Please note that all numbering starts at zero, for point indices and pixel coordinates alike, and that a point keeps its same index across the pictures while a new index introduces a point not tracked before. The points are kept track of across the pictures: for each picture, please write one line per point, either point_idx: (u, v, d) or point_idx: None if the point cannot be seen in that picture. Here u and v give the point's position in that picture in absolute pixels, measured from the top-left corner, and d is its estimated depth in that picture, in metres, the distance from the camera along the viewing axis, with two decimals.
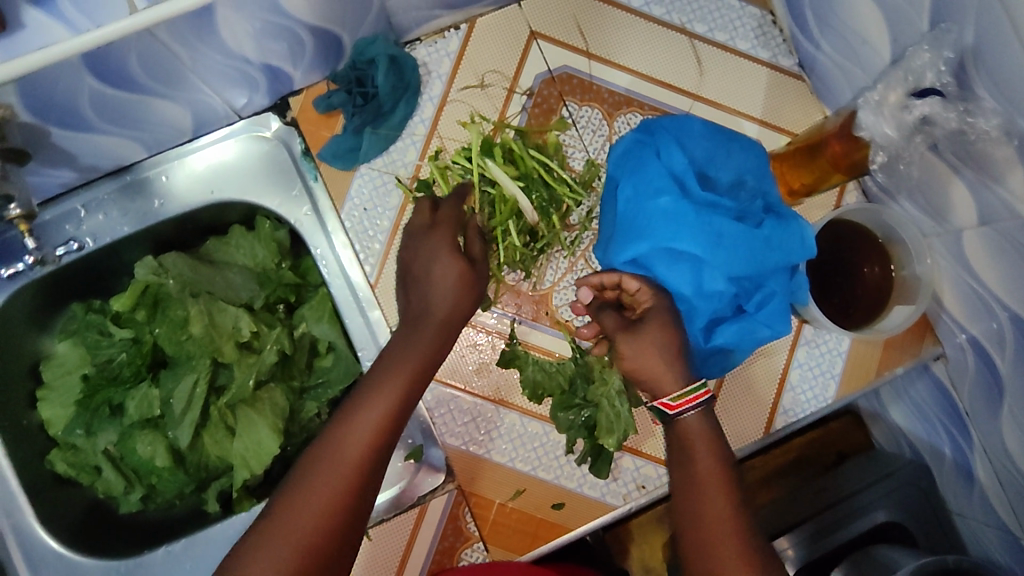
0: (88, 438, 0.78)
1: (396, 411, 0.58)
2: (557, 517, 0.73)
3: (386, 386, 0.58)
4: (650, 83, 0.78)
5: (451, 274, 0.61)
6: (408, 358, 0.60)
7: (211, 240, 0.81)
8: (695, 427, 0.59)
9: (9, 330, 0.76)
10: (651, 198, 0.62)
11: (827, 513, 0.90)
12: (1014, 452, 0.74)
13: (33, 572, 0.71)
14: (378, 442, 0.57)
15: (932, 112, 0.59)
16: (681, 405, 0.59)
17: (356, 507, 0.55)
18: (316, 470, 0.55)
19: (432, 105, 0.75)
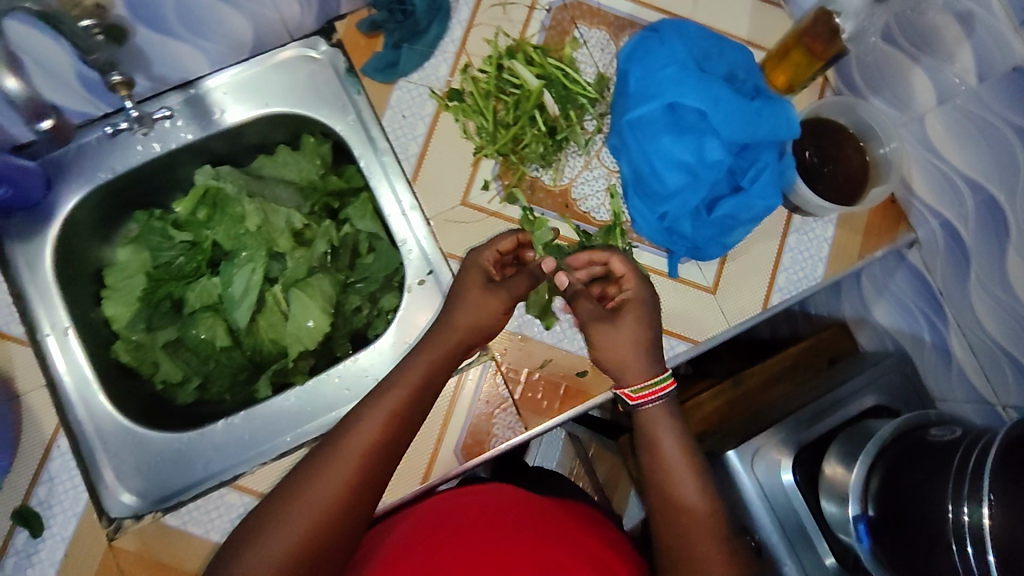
0: (148, 333, 0.84)
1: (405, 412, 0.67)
2: (581, 383, 0.81)
3: (393, 390, 0.68)
4: (647, 9, 0.89)
5: (494, 307, 0.74)
6: (423, 357, 0.71)
7: (261, 157, 0.90)
8: (657, 415, 0.76)
9: (77, 234, 0.84)
10: (660, 69, 0.74)
11: (815, 402, 0.99)
12: (984, 317, 0.86)
13: (103, 444, 0.76)
14: (391, 434, 0.66)
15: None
16: (641, 396, 0.76)
17: (358, 497, 0.63)
18: (324, 462, 0.63)
19: (460, 28, 0.85)
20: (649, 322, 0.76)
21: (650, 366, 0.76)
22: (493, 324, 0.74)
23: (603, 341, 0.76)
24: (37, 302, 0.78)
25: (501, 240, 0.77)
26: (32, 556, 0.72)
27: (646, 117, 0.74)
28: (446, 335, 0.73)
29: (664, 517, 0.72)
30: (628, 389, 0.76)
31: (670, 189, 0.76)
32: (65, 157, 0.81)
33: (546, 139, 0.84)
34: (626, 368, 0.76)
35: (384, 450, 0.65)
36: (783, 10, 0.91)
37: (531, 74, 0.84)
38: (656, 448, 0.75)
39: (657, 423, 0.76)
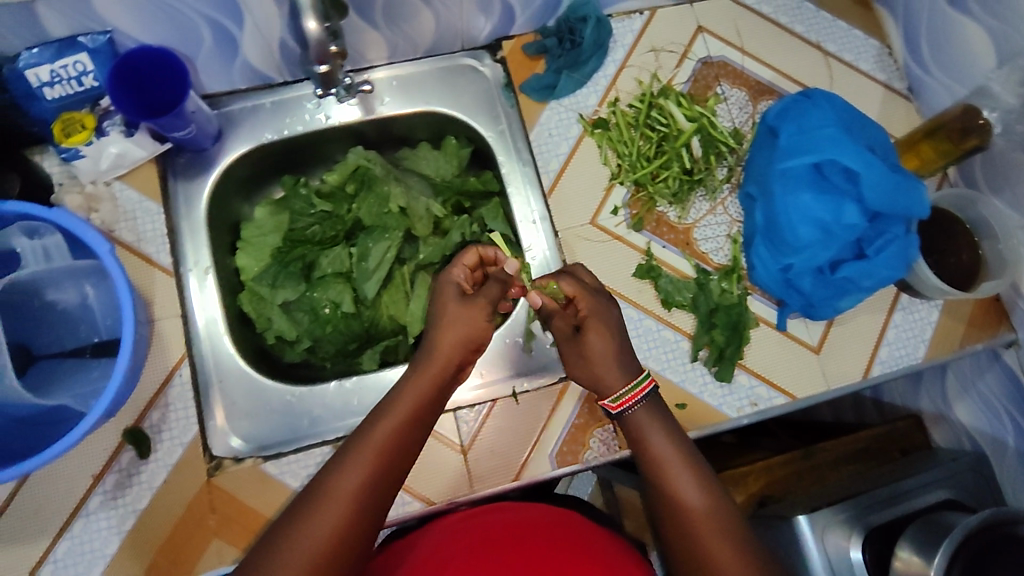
0: (272, 290, 0.87)
1: (388, 455, 0.64)
2: (678, 415, 0.83)
3: (387, 424, 0.66)
4: (788, 79, 0.95)
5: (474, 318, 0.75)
6: (420, 384, 0.69)
7: (404, 150, 0.96)
8: (643, 420, 0.74)
9: (229, 186, 0.89)
10: (815, 129, 0.79)
11: (885, 488, 0.97)
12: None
13: (220, 382, 0.79)
14: (367, 500, 0.61)
15: None
16: (620, 404, 0.75)
17: (351, 540, 0.60)
18: (314, 503, 0.60)
19: (614, 66, 0.92)
20: (613, 336, 0.77)
21: (624, 372, 0.76)
22: (481, 334, 0.75)
23: (574, 360, 0.79)
24: (186, 236, 0.82)
25: (464, 257, 0.78)
26: (133, 476, 0.73)
27: (790, 170, 0.79)
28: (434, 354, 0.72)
29: (672, 521, 0.69)
30: (609, 399, 0.75)
31: (802, 243, 0.79)
32: (237, 114, 0.87)
33: (681, 178, 0.88)
34: (602, 381, 0.76)
35: (374, 491, 0.62)
36: (911, 103, 0.98)
37: (682, 115, 0.89)
38: (648, 452, 0.72)
39: (643, 428, 0.73)
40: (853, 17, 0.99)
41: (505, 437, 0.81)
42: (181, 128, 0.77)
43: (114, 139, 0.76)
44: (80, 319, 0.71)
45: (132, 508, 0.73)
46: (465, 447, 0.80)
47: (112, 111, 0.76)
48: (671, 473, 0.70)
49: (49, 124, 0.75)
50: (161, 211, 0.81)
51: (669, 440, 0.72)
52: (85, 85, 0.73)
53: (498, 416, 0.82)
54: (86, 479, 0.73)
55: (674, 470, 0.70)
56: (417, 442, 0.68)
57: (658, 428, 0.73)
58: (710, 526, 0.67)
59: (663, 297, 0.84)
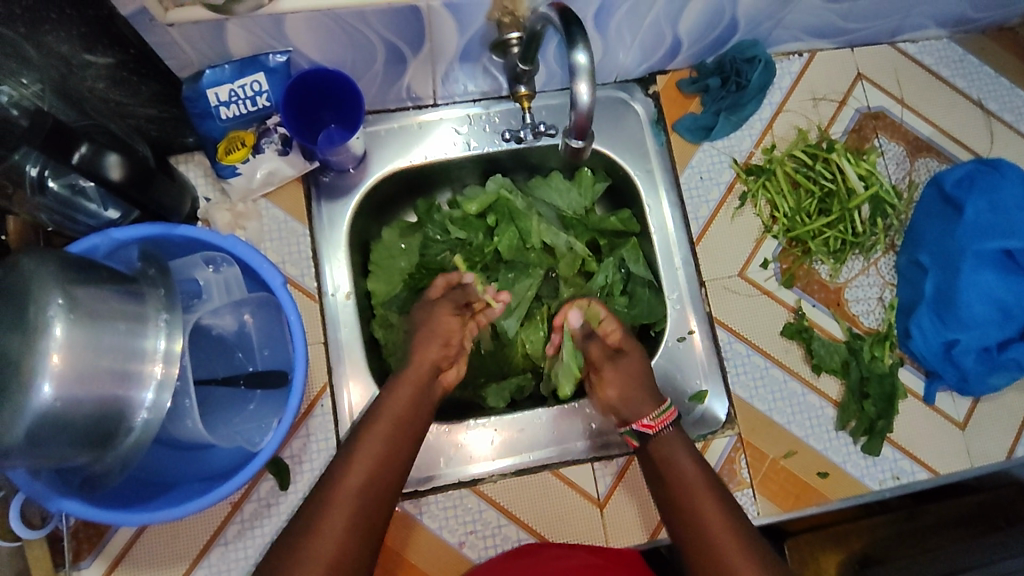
0: (402, 316, 0.85)
1: (376, 468, 0.66)
2: (820, 483, 0.80)
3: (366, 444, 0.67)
4: (946, 136, 0.91)
5: (452, 326, 0.77)
6: (398, 394, 0.70)
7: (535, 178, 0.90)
8: (673, 440, 0.72)
9: (367, 206, 0.86)
10: (1009, 211, 0.76)
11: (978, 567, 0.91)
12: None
13: (355, 414, 0.74)
14: (359, 515, 0.63)
15: None
16: (659, 422, 0.72)
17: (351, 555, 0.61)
18: (309, 527, 0.62)
19: (771, 109, 0.88)
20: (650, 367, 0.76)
21: (655, 397, 0.74)
22: (451, 332, 0.77)
23: (611, 383, 0.76)
24: (326, 259, 0.79)
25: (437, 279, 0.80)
26: (271, 506, 0.71)
27: (980, 251, 0.75)
28: (412, 368, 0.73)
29: (695, 554, 0.65)
30: (646, 418, 0.72)
31: (975, 320, 0.76)
32: (382, 134, 0.84)
33: (845, 239, 0.84)
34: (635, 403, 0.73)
35: (364, 508, 0.63)
36: None
37: (854, 173, 0.85)
38: (670, 474, 0.70)
39: (669, 454, 0.71)
40: (1017, 74, 0.94)
41: (644, 493, 0.77)
42: (336, 152, 0.75)
43: (269, 157, 0.74)
44: (236, 347, 0.68)
45: (270, 540, 0.71)
46: (601, 501, 0.77)
47: (273, 129, 0.74)
48: (697, 498, 0.67)
49: (213, 141, 0.73)
50: (306, 231, 0.79)
51: (697, 465, 0.70)
52: (258, 105, 0.71)
53: (637, 471, 0.77)
54: (224, 507, 0.71)
55: (698, 494, 0.67)
56: (406, 452, 0.69)
57: (684, 449, 0.71)
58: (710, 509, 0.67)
59: (815, 361, 0.81)
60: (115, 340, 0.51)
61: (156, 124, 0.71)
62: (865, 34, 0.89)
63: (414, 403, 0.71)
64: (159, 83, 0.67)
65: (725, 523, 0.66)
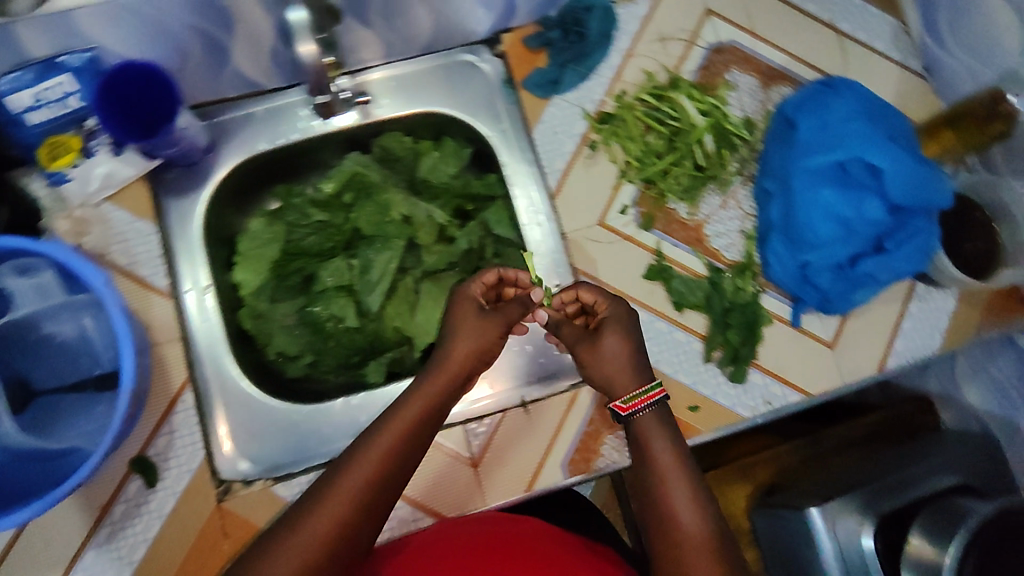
0: (270, 305, 0.86)
1: (394, 463, 0.61)
2: (691, 418, 0.81)
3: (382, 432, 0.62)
4: (799, 63, 0.91)
5: (491, 330, 0.72)
6: (431, 386, 0.67)
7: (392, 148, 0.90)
8: (650, 425, 0.68)
9: (223, 198, 0.86)
10: (841, 122, 0.76)
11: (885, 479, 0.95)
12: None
13: (223, 402, 0.78)
14: (368, 505, 0.58)
15: None
16: (633, 404, 0.69)
17: (343, 544, 0.57)
18: (313, 504, 0.57)
19: (619, 56, 0.88)
20: (629, 334, 0.73)
21: (641, 376, 0.71)
22: (492, 348, 0.73)
23: (589, 360, 0.73)
24: (180, 257, 0.80)
25: (484, 273, 0.76)
26: (140, 506, 0.73)
27: (815, 166, 0.76)
28: (447, 365, 0.69)
29: (661, 535, 0.61)
30: (620, 399, 0.70)
31: (820, 240, 0.77)
32: (225, 124, 0.83)
33: (694, 175, 0.85)
34: (612, 382, 0.71)
35: (374, 499, 0.59)
36: (926, 83, 0.92)
37: (694, 109, 0.86)
38: (649, 460, 0.65)
39: (649, 434, 0.67)
40: None
41: (516, 447, 0.79)
42: (169, 146, 0.75)
43: (102, 159, 0.76)
44: (79, 352, 0.69)
45: (143, 538, 0.72)
46: (475, 460, 0.78)
47: (98, 130, 0.75)
48: (666, 480, 0.63)
49: (32, 148, 0.74)
50: (156, 231, 0.79)
51: (675, 450, 0.65)
52: (71, 107, 0.71)
53: (509, 427, 0.79)
54: (92, 512, 0.72)
55: (668, 477, 0.63)
56: (420, 452, 0.65)
57: (664, 437, 0.66)
58: (705, 555, 0.58)
59: (676, 299, 0.82)
60: None
61: None
62: None
63: (435, 401, 0.67)
64: None
65: (696, 517, 0.61)
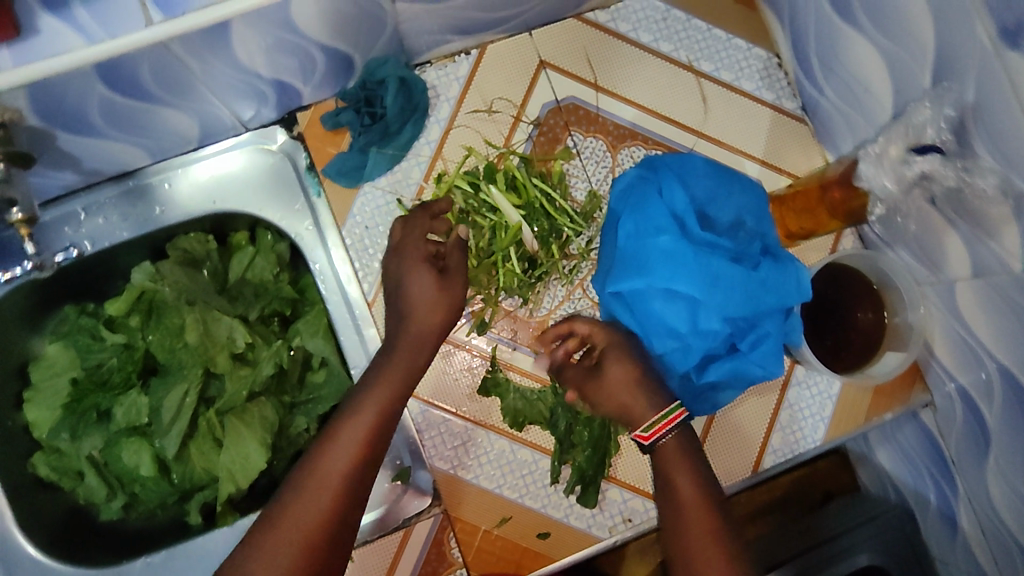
0: (72, 441, 0.76)
1: (336, 510, 0.54)
2: (541, 546, 0.73)
3: (382, 381, 0.61)
4: (653, 117, 0.78)
5: (453, 282, 0.67)
6: (417, 331, 0.64)
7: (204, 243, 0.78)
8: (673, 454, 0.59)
9: (6, 330, 0.76)
10: (652, 238, 0.63)
11: (813, 551, 0.88)
12: (1000, 505, 0.74)
13: (9, 574, 0.70)
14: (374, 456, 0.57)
15: (933, 168, 0.61)
16: (654, 433, 0.59)
17: (362, 485, 0.56)
18: (323, 451, 0.56)
19: (439, 127, 0.76)
20: (633, 361, 0.63)
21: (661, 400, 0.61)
22: (459, 297, 0.67)
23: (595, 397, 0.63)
24: None
25: (415, 216, 0.69)
26: None
27: (636, 288, 0.64)
28: (451, 290, 0.66)
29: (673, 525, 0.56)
30: (642, 427, 0.60)
31: (656, 355, 0.66)
32: None
33: (526, 267, 0.73)
34: (629, 411, 0.61)
35: (379, 448, 0.58)
36: (806, 125, 0.80)
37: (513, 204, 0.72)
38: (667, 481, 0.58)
39: (673, 469, 0.58)
40: (735, 22, 0.80)
41: None
42: None
43: None
44: None
45: None
46: None
47: None
48: (692, 531, 0.54)
49: None
50: None
51: (699, 489, 0.56)
52: None
53: None
54: None
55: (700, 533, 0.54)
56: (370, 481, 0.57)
57: (687, 472, 0.57)
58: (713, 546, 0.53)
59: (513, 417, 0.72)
60: None
61: None
62: (532, 15, 0.75)
63: (380, 423, 0.58)
64: None
65: (701, 499, 0.56)
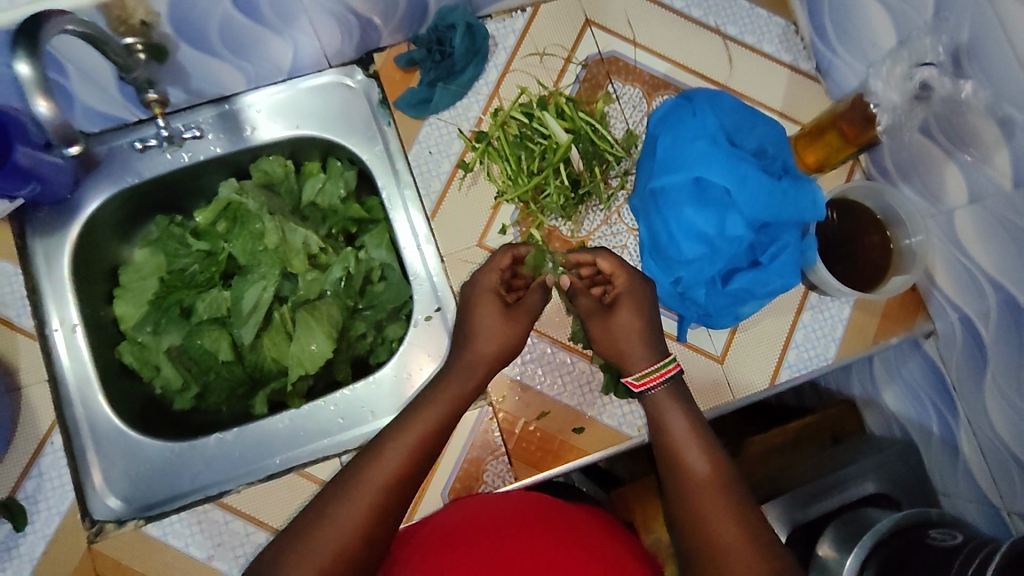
0: (154, 336, 0.85)
1: (418, 455, 0.66)
2: (577, 439, 0.81)
3: (421, 420, 0.69)
4: (683, 70, 0.89)
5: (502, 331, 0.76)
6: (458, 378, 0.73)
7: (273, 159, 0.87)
8: (662, 399, 0.74)
9: (98, 232, 0.85)
10: (689, 142, 0.73)
11: (815, 484, 0.99)
12: (1008, 438, 0.82)
13: (95, 444, 0.77)
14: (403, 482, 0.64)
15: (931, 77, 0.69)
16: (645, 381, 0.75)
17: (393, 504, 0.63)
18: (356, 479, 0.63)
19: (496, 72, 0.86)
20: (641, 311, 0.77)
21: (652, 355, 0.77)
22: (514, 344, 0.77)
23: (598, 335, 0.77)
24: (50, 299, 0.79)
25: (499, 258, 0.78)
26: (11, 550, 0.72)
27: (670, 186, 0.74)
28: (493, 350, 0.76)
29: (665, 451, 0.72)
30: (633, 376, 0.75)
31: (687, 258, 0.75)
32: (96, 156, 0.82)
33: (570, 190, 0.83)
34: (627, 359, 0.76)
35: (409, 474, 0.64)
36: (821, 85, 0.91)
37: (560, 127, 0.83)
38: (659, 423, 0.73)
39: (664, 409, 0.73)
40: None
41: None
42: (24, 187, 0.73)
43: None
44: None
45: None
46: None
47: None
48: (685, 453, 0.70)
49: None
50: (19, 272, 0.78)
51: (688, 422, 0.72)
52: None
53: None
54: None
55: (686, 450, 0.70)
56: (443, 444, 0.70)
57: (679, 412, 0.73)
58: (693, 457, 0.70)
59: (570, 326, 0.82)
60: None
61: None
62: None
63: (424, 444, 0.67)
64: None
65: (685, 424, 0.72)
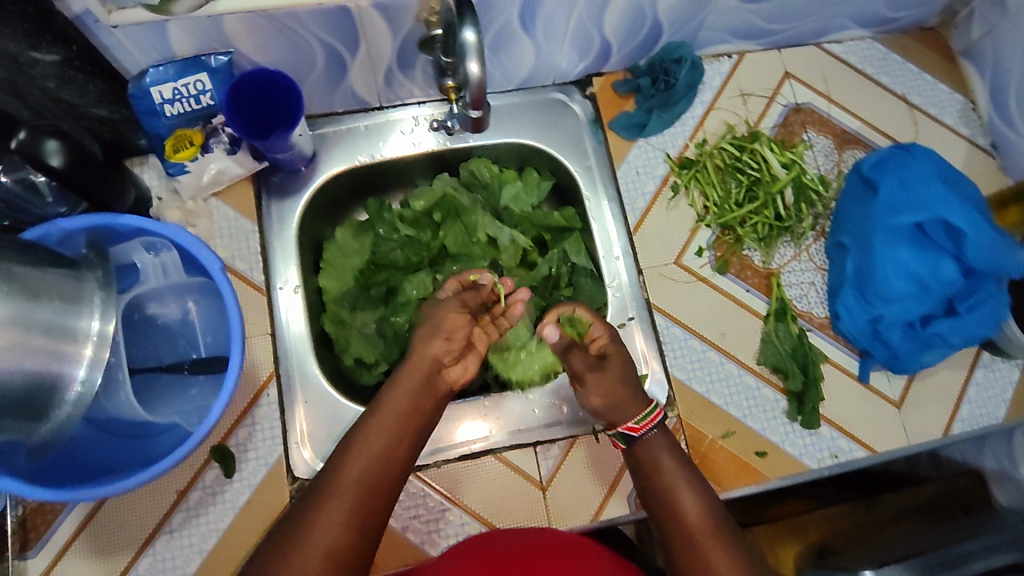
0: (352, 312, 0.87)
1: (381, 474, 0.62)
2: (759, 463, 0.82)
3: (376, 435, 0.64)
4: (872, 129, 0.95)
5: (459, 320, 0.75)
6: (399, 396, 0.68)
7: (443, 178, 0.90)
8: (655, 437, 0.72)
9: (318, 210, 0.89)
10: (919, 183, 0.81)
11: None
12: None
13: (304, 403, 0.78)
14: (370, 504, 0.60)
15: None
16: (644, 425, 0.72)
17: (363, 531, 0.58)
18: (316, 505, 0.58)
19: (702, 107, 0.93)
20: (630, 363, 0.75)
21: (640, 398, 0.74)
22: (462, 334, 0.75)
23: (595, 389, 0.74)
24: (278, 258, 0.82)
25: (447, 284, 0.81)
26: (216, 494, 0.73)
27: (892, 224, 0.81)
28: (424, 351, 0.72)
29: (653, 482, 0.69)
30: (631, 421, 0.72)
31: (894, 295, 0.80)
32: (333, 135, 0.88)
33: (771, 224, 0.88)
34: (620, 407, 0.73)
35: (375, 495, 0.60)
36: (994, 159, 0.97)
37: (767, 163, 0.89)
38: (649, 457, 0.71)
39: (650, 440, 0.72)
40: (940, 71, 0.99)
41: (584, 476, 0.80)
42: (282, 151, 0.78)
43: (218, 156, 0.78)
44: (179, 335, 0.72)
45: (214, 527, 0.73)
46: (544, 483, 0.80)
47: (220, 129, 0.78)
48: (672, 484, 0.68)
49: (160, 138, 0.76)
50: (257, 229, 0.82)
51: (677, 456, 0.70)
52: (202, 103, 0.75)
53: (580, 452, 0.81)
54: (169, 496, 0.73)
55: (677, 484, 0.68)
56: (408, 455, 0.66)
57: (668, 447, 0.71)
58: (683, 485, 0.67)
59: (764, 357, 0.84)
60: (48, 317, 0.57)
61: (110, 125, 0.75)
62: (790, 35, 0.94)
63: (381, 462, 0.62)
64: (106, 83, 0.71)
65: (670, 455, 0.70)
